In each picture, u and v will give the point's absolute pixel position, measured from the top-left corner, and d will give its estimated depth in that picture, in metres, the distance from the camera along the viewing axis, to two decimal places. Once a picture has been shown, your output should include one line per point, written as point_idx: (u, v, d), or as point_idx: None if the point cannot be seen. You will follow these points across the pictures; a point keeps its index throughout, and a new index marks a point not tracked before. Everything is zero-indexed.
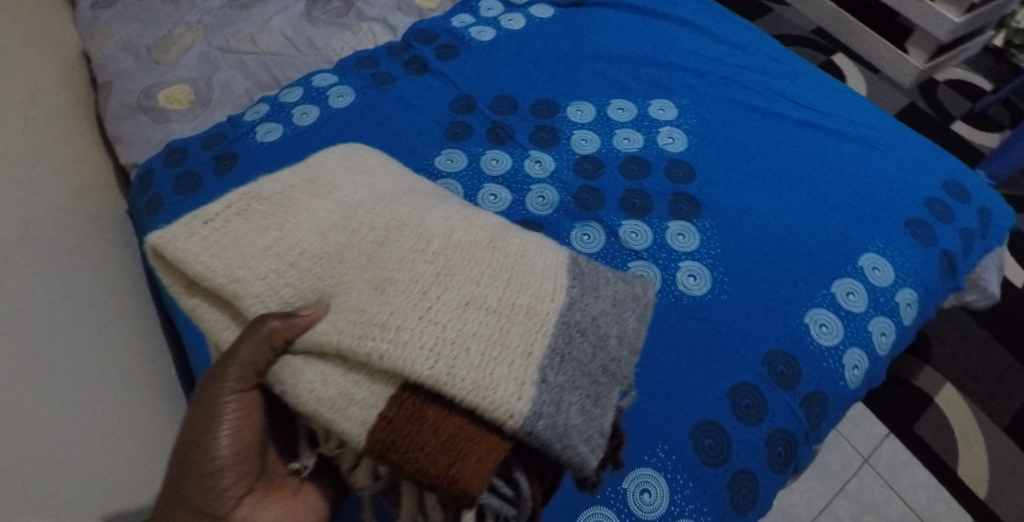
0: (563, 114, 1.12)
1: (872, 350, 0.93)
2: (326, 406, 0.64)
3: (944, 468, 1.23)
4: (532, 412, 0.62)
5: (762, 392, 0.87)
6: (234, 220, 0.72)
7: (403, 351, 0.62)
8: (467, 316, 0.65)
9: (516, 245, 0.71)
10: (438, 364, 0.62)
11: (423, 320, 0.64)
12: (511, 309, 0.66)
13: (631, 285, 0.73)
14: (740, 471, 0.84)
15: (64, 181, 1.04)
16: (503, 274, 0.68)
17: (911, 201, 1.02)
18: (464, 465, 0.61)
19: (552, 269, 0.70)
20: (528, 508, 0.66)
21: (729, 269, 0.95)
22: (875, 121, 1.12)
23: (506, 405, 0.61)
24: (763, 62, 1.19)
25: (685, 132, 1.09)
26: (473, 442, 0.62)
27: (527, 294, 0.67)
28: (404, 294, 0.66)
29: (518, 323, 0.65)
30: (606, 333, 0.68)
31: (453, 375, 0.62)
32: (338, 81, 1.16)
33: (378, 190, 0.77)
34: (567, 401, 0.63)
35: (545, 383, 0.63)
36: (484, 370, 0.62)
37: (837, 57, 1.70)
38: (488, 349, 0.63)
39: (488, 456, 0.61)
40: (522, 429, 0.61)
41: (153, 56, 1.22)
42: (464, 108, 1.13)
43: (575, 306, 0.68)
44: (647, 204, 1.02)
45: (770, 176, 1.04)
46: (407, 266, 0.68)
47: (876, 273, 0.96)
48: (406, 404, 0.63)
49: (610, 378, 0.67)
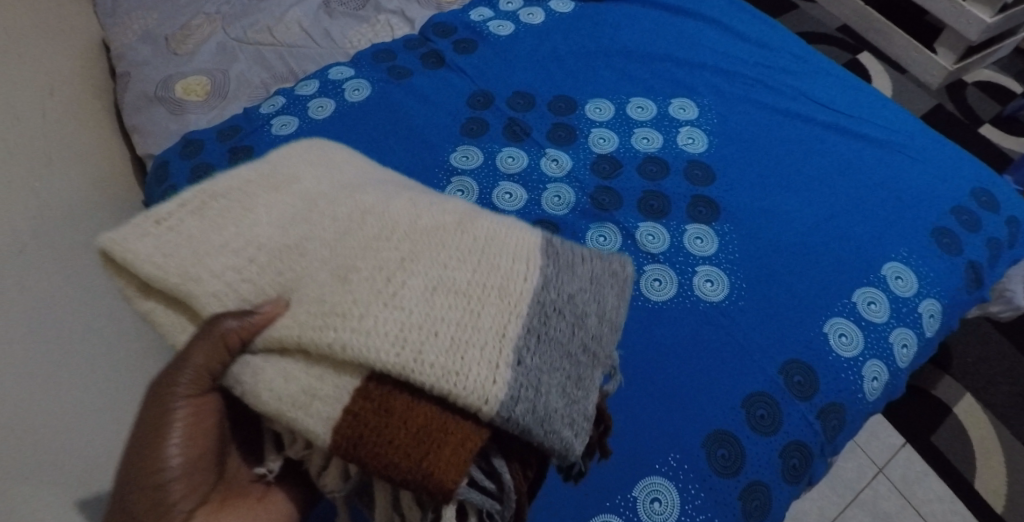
0: (582, 112, 1.10)
1: (893, 362, 0.91)
2: (287, 404, 0.62)
3: (961, 481, 1.21)
4: (508, 396, 0.60)
5: (778, 402, 0.86)
6: (188, 219, 0.69)
7: (367, 340, 0.60)
8: (435, 299, 0.63)
9: (481, 227, 0.68)
10: (404, 351, 0.60)
11: (388, 306, 0.62)
12: (480, 292, 0.64)
13: (608, 262, 0.71)
14: (753, 483, 0.83)
15: (81, 172, 1.04)
16: (471, 257, 0.66)
17: (937, 209, 0.99)
18: (437, 456, 0.59)
19: (523, 250, 0.68)
20: (513, 501, 0.64)
21: (747, 275, 0.94)
22: (901, 125, 1.09)
23: (480, 390, 0.60)
24: (788, 62, 1.16)
25: (706, 133, 1.07)
26: (446, 433, 0.60)
27: (497, 276, 0.65)
28: (368, 281, 0.63)
29: (489, 306, 0.63)
30: (584, 311, 0.66)
31: (421, 362, 0.60)
32: (354, 75, 1.15)
33: (341, 182, 0.75)
34: (546, 383, 0.62)
35: (521, 366, 0.61)
36: (454, 355, 0.60)
37: (864, 56, 1.66)
38: (457, 333, 0.61)
39: (463, 446, 0.60)
40: (499, 414, 0.60)
41: (171, 47, 1.21)
42: (481, 104, 1.12)
43: (549, 285, 0.66)
44: (665, 207, 1.00)
45: (792, 180, 1.02)
46: (372, 254, 0.65)
47: (899, 283, 0.94)
48: (372, 396, 0.61)
49: (591, 357, 0.65)
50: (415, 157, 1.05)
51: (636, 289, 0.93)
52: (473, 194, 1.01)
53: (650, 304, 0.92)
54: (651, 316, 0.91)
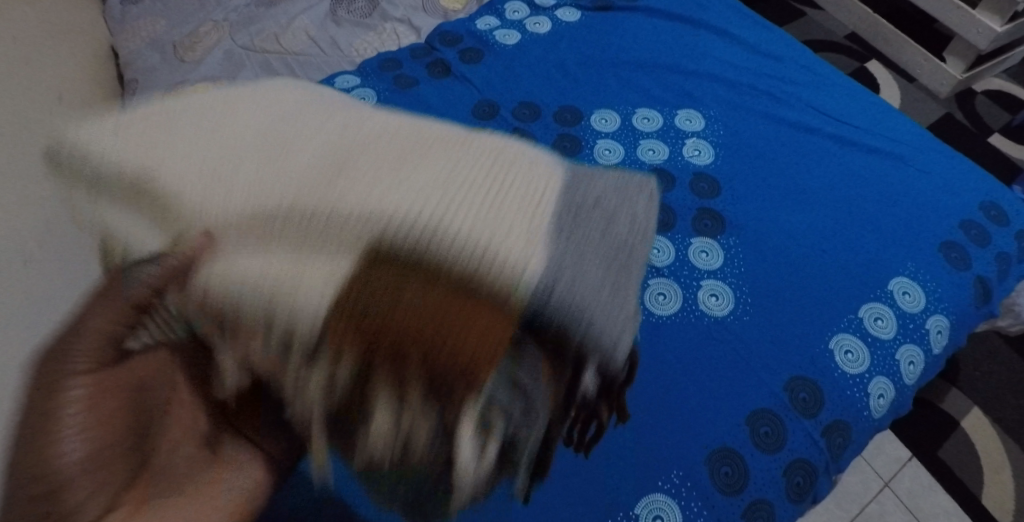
0: (587, 123, 1.10)
1: (899, 379, 0.90)
2: (272, 295, 0.53)
3: (968, 495, 1.19)
4: (544, 275, 0.59)
5: (782, 419, 0.85)
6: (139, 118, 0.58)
7: (378, 208, 0.56)
8: (455, 180, 0.60)
9: (491, 143, 0.65)
10: (423, 220, 0.56)
11: (399, 185, 0.58)
12: (502, 181, 0.62)
13: (634, 180, 0.72)
14: (757, 501, 0.82)
15: None
16: (491, 150, 0.64)
17: (945, 223, 0.98)
18: (461, 332, 0.55)
19: (543, 157, 0.67)
20: (540, 408, 0.61)
21: (752, 290, 0.93)
22: (910, 136, 1.08)
23: (510, 266, 0.57)
24: (795, 73, 1.15)
25: (712, 144, 1.07)
26: (470, 312, 0.56)
27: (519, 169, 0.64)
28: (373, 165, 0.60)
29: (514, 193, 0.61)
30: (614, 216, 0.66)
31: (441, 234, 0.56)
32: (360, 83, 1.15)
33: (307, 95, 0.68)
34: (582, 273, 0.61)
35: (555, 250, 0.60)
36: (479, 232, 0.57)
37: (872, 64, 1.65)
38: (482, 211, 0.58)
39: (490, 328, 0.56)
40: (533, 293, 0.58)
41: (179, 54, 1.21)
42: (487, 113, 1.11)
43: (576, 186, 0.66)
44: (670, 219, 0.99)
45: (798, 193, 1.01)
46: (373, 145, 0.62)
47: (906, 298, 0.93)
48: (383, 262, 0.55)
49: (626, 262, 0.65)
50: None
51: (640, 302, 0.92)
52: None
53: (654, 318, 0.91)
54: (654, 330, 0.90)
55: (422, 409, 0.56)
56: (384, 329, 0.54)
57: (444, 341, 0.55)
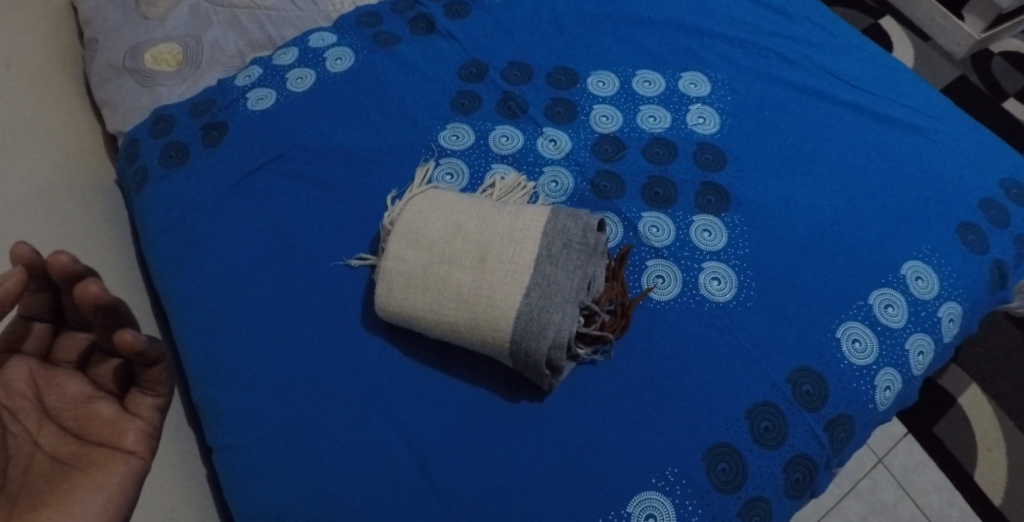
0: (583, 86, 1.01)
1: (907, 370, 0.86)
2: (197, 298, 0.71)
3: (961, 473, 1.17)
4: (565, 324, 0.76)
5: (784, 413, 0.81)
6: (265, 291, 0.88)
7: (437, 247, 0.80)
8: (489, 228, 0.80)
9: (451, 232, 0.80)
10: (475, 254, 0.79)
11: (447, 234, 0.80)
12: (511, 233, 0.80)
13: (582, 220, 0.81)
14: (754, 499, 0.79)
15: (47, 149, 0.97)
16: (493, 221, 0.81)
17: (962, 202, 0.93)
18: (517, 345, 0.77)
19: (528, 225, 0.80)
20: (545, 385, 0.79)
21: (757, 273, 0.87)
22: (929, 105, 1.01)
23: (557, 312, 0.76)
24: (808, 32, 1.07)
25: (718, 111, 0.99)
26: (513, 337, 0.77)
27: (514, 227, 0.80)
28: (420, 236, 0.81)
29: (525, 237, 0.79)
30: (566, 258, 0.79)
31: (495, 264, 0.78)
32: (336, 42, 1.06)
33: (336, 246, 0.91)
34: (562, 312, 0.77)
35: (564, 297, 0.77)
36: (517, 264, 0.78)
37: (885, 20, 1.56)
38: (517, 239, 0.79)
39: (528, 352, 0.76)
40: (558, 328, 0.76)
41: (142, 10, 1.12)
42: (473, 75, 1.03)
43: (552, 237, 0.79)
44: (671, 194, 0.92)
45: (808, 168, 0.95)
46: (412, 246, 0.81)
47: (919, 284, 0.88)
48: (449, 283, 0.79)
49: (589, 289, 0.80)
50: (403, 135, 0.97)
51: (637, 287, 0.87)
52: (463, 179, 0.94)
53: (650, 303, 0.86)
54: (652, 317, 0.85)
55: (536, 285, 0.77)
56: (505, 255, 0.78)
57: (573, 266, 0.79)
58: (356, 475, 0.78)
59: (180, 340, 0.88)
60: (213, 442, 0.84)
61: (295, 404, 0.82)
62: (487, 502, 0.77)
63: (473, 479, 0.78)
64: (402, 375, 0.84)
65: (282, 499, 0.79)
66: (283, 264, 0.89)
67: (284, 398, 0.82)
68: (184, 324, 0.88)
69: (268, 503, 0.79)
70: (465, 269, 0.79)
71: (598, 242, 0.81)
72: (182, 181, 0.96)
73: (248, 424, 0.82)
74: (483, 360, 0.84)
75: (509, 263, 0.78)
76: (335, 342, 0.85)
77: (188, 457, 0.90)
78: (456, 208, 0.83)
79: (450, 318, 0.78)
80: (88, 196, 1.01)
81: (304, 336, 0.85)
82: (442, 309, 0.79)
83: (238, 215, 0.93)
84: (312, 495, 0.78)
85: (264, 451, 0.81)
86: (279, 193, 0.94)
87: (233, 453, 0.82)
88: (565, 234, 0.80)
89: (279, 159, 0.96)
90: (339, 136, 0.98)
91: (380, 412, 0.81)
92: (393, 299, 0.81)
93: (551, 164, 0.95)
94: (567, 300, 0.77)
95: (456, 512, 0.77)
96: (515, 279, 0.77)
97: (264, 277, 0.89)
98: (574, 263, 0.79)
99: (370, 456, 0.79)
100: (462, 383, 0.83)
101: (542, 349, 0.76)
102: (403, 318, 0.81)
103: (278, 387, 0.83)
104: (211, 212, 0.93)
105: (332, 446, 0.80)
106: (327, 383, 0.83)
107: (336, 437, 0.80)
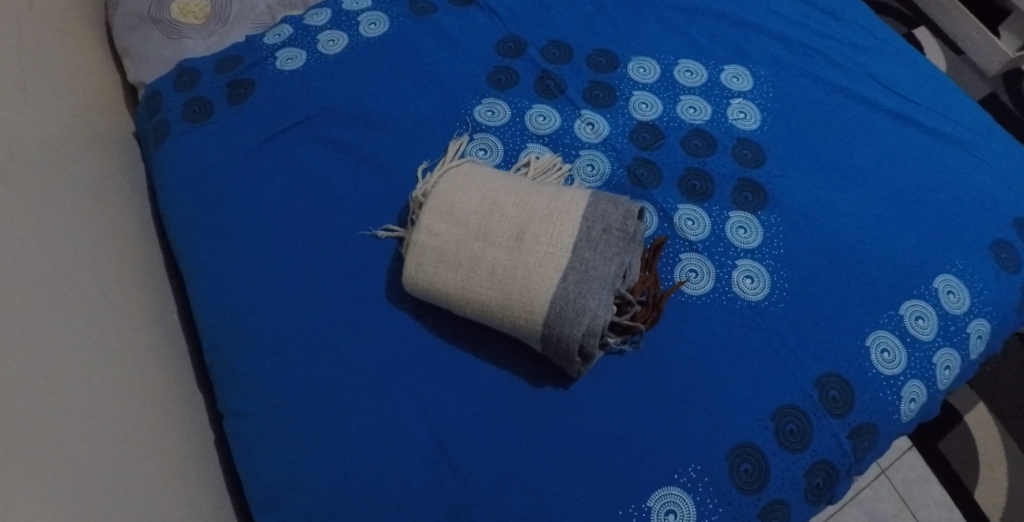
0: (624, 71, 0.99)
1: (933, 384, 0.85)
2: None
3: (961, 489, 1.17)
4: (600, 312, 0.75)
5: (810, 417, 0.80)
6: (286, 258, 0.85)
7: (473, 223, 0.78)
8: (529, 208, 0.78)
9: (488, 210, 0.78)
10: (512, 233, 0.77)
11: (484, 211, 0.78)
12: (551, 215, 0.78)
13: (622, 207, 0.79)
14: (774, 501, 0.78)
15: (68, 90, 0.93)
16: (533, 201, 0.79)
17: (998, 220, 0.92)
18: (550, 330, 0.75)
19: (568, 208, 0.78)
20: (573, 373, 0.78)
21: (791, 274, 0.86)
22: (971, 120, 1.00)
23: (594, 301, 0.75)
24: (854, 35, 1.06)
25: (760, 108, 0.97)
26: (547, 322, 0.75)
27: (553, 208, 0.78)
28: (457, 213, 0.79)
29: (566, 221, 0.77)
30: (605, 245, 0.77)
31: (533, 245, 0.76)
32: (371, 6, 1.02)
33: (360, 216, 0.88)
34: (598, 298, 0.75)
35: (601, 286, 0.76)
36: (554, 247, 0.76)
37: (919, 31, 1.56)
38: (556, 223, 0.77)
39: (562, 338, 0.75)
40: (592, 317, 0.74)
41: None
42: (511, 50, 1.00)
43: (592, 222, 0.78)
44: (708, 188, 0.91)
45: (847, 174, 0.93)
46: (448, 223, 0.79)
47: (951, 298, 0.87)
48: (484, 262, 0.76)
49: (625, 278, 0.78)
50: (437, 107, 0.95)
51: (669, 279, 0.85)
52: (497, 156, 0.92)
53: (682, 296, 0.84)
54: (682, 311, 0.83)
55: (573, 269, 0.75)
56: (544, 236, 0.76)
57: (610, 253, 0.77)
58: (373, 453, 0.76)
59: (195, 299, 0.86)
60: (224, 408, 0.82)
61: (311, 376, 0.80)
62: (506, 488, 0.75)
63: (492, 465, 0.76)
64: (423, 353, 0.81)
65: (294, 472, 0.77)
66: (307, 232, 0.87)
67: (301, 369, 0.80)
68: (201, 282, 0.86)
69: (279, 477, 0.77)
70: (501, 248, 0.76)
71: (638, 231, 0.79)
72: (204, 137, 0.93)
73: (261, 391, 0.80)
74: (508, 342, 0.82)
75: (547, 245, 0.76)
76: (357, 313, 0.83)
77: (194, 420, 0.89)
78: (494, 185, 0.80)
79: (482, 296, 0.76)
80: (106, 144, 0.98)
81: (325, 308, 0.83)
82: (473, 287, 0.77)
83: (263, 176, 0.90)
84: (326, 471, 0.76)
85: (278, 419, 0.79)
86: (306, 156, 0.91)
87: (244, 421, 0.80)
88: (605, 220, 0.78)
89: (307, 121, 0.93)
90: (370, 103, 0.95)
91: (401, 391, 0.79)
92: (423, 273, 0.78)
93: (588, 147, 0.93)
94: (603, 286, 0.76)
95: (475, 497, 0.75)
96: (553, 262, 0.75)
97: (288, 243, 0.86)
98: (612, 249, 0.77)
99: (390, 436, 0.77)
100: (485, 365, 0.81)
101: (577, 337, 0.74)
102: (432, 293, 0.79)
103: (296, 357, 0.80)
104: (234, 171, 0.90)
105: (349, 422, 0.78)
106: (346, 356, 0.80)
107: (353, 414, 0.78)
